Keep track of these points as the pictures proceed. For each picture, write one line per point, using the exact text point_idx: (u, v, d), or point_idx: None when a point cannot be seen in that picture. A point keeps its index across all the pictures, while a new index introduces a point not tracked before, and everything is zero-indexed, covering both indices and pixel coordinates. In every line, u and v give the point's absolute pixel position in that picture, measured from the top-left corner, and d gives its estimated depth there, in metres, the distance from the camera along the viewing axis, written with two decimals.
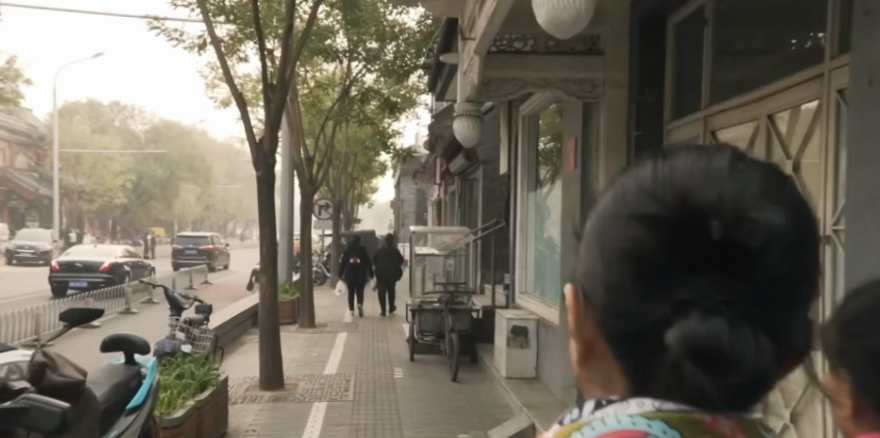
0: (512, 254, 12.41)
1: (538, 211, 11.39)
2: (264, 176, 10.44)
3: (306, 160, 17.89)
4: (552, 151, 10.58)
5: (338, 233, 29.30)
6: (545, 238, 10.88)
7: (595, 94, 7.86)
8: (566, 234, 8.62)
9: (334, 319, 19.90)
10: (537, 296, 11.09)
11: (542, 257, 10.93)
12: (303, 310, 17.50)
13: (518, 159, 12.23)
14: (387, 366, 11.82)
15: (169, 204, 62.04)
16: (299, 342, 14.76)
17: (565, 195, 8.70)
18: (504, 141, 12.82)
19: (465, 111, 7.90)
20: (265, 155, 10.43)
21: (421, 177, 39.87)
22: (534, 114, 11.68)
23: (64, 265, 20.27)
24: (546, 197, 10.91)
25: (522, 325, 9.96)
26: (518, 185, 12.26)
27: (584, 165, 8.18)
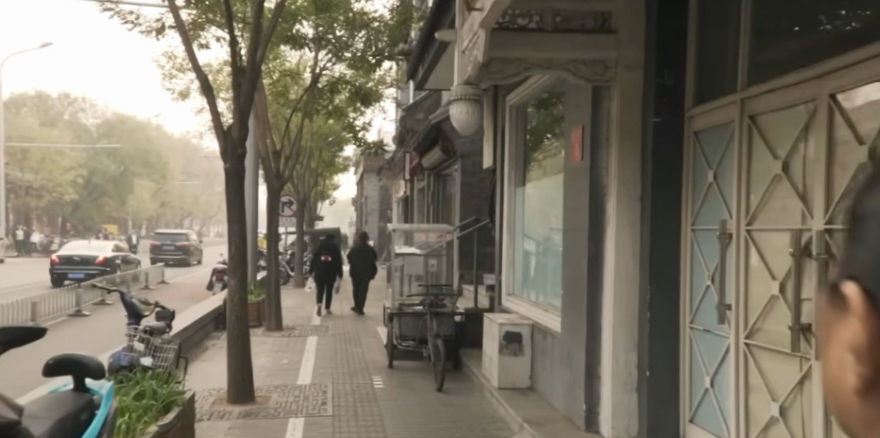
0: (497, 254, 11.67)
1: (529, 209, 10.63)
2: (233, 167, 9.59)
3: (273, 154, 17.07)
4: (546, 144, 9.84)
5: (302, 231, 28.48)
6: (539, 238, 10.13)
7: (607, 76, 7.02)
8: (572, 234, 7.81)
9: (301, 321, 19.08)
10: (529, 301, 10.33)
11: (536, 259, 10.17)
12: (270, 312, 16.71)
13: (504, 154, 11.46)
14: (365, 376, 11.03)
15: (122, 201, 60.39)
16: (267, 348, 13.95)
17: (570, 192, 7.90)
18: (488, 135, 12.06)
19: (463, 95, 7.00)
20: (234, 145, 9.58)
21: (387, 174, 39.13)
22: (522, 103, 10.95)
23: (66, 257, 23.29)
24: (539, 194, 10.14)
25: (515, 331, 9.20)
26: (504, 181, 11.48)
27: (589, 154, 7.35)
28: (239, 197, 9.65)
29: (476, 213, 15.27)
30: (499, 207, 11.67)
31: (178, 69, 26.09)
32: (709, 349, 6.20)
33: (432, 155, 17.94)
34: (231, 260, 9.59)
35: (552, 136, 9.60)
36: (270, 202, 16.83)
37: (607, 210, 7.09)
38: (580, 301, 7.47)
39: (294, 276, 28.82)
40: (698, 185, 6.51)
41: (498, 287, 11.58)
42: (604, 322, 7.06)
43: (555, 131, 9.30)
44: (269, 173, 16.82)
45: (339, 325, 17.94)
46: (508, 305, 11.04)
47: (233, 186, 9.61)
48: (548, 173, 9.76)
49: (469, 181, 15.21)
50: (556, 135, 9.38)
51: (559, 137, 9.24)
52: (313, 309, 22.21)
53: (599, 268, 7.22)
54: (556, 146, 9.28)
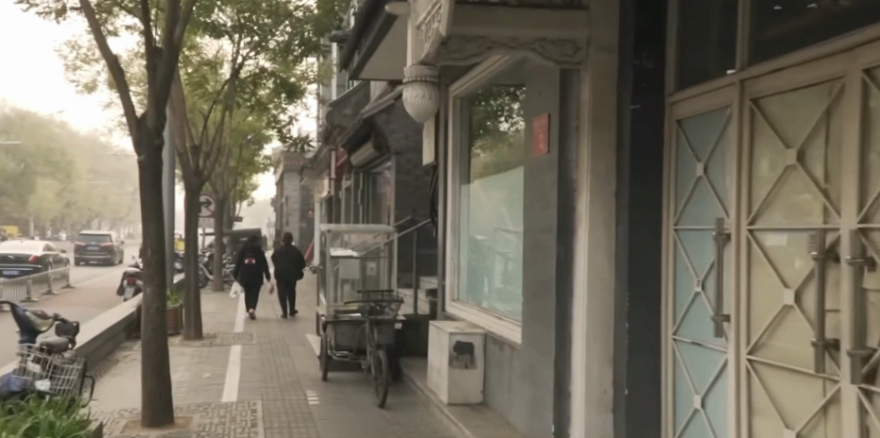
0: (441, 257, 10.88)
1: (477, 207, 9.87)
2: (148, 159, 8.54)
3: (192, 148, 16.05)
4: (497, 134, 9.13)
5: (220, 232, 27.37)
6: (491, 237, 9.38)
7: (578, 58, 6.17)
8: (539, 234, 6.95)
9: (222, 327, 18.04)
10: (480, 306, 9.56)
11: (488, 260, 9.42)
12: (189, 320, 15.65)
13: (448, 148, 10.67)
14: (297, 391, 10.14)
15: (24, 201, 57.68)
16: (186, 358, 12.95)
17: (535, 186, 7.03)
18: (431, 129, 11.28)
19: (418, 76, 6.20)
20: (149, 136, 8.55)
21: (309, 173, 38.22)
22: (467, 94, 10.20)
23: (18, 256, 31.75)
24: (490, 190, 9.38)
25: (467, 341, 8.37)
26: (449, 177, 10.67)
27: (558, 144, 6.51)
28: (155, 194, 8.60)
29: (411, 212, 14.56)
30: (442, 206, 10.87)
31: (85, 61, 24.60)
32: (699, 365, 5.39)
33: (362, 151, 17.14)
34: (147, 265, 8.57)
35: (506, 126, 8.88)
36: (190, 202, 15.75)
37: (579, 208, 6.26)
38: (548, 309, 6.62)
39: (213, 279, 27.64)
40: (682, 178, 5.72)
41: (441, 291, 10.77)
42: (576, 335, 6.24)
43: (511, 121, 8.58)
44: (187, 169, 15.72)
45: (263, 332, 16.97)
46: (453, 311, 10.27)
47: (149, 181, 8.57)
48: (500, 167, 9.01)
49: (403, 178, 14.50)
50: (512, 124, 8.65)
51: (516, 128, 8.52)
52: (234, 314, 21.16)
53: (571, 273, 6.36)
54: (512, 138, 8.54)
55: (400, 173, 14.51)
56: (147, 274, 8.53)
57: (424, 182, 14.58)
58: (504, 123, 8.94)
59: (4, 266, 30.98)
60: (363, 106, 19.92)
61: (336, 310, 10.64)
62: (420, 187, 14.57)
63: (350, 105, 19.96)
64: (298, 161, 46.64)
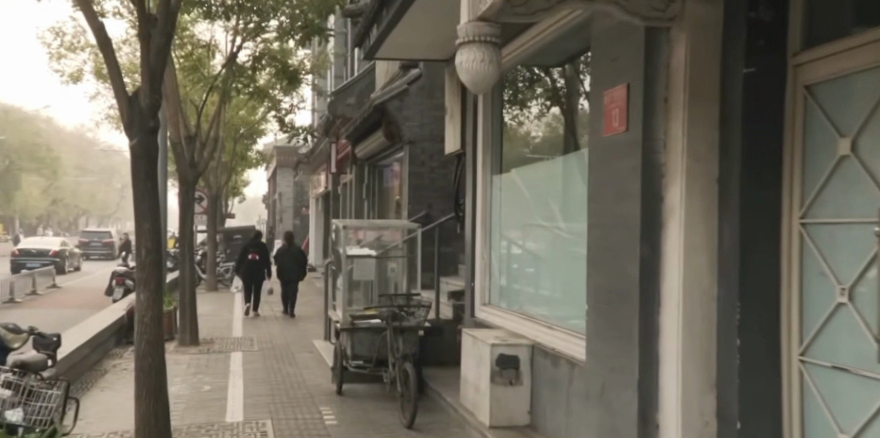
0: (470, 254, 9.75)
1: (514, 199, 8.77)
2: (141, 145, 7.36)
3: (187, 137, 14.92)
4: (525, 116, 8.77)
5: (213, 230, 26.24)
6: (532, 234, 8.26)
7: (671, 14, 4.97)
8: (606, 232, 5.72)
9: (219, 330, 16.91)
10: (519, 311, 8.45)
11: (529, 259, 8.30)
12: (184, 324, 14.53)
13: (478, 134, 9.52)
14: (311, 407, 9.03)
15: (9, 199, 56.43)
16: (182, 369, 11.84)
17: (601, 174, 5.81)
18: (458, 115, 10.11)
19: (475, 35, 5.05)
20: (141, 118, 7.36)
21: (304, 169, 37.17)
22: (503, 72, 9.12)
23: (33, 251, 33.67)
24: (532, 180, 8.28)
25: (511, 354, 7.25)
26: (479, 166, 9.51)
27: (635, 119, 5.26)
28: (148, 187, 7.41)
29: (426, 207, 13.46)
30: (471, 200, 9.74)
31: (71, 49, 23.39)
32: (846, 395, 4.31)
33: (369, 141, 16.03)
34: (138, 269, 7.41)
35: (535, 107, 8.58)
36: (184, 197, 14.67)
37: (670, 200, 5.07)
38: (623, 323, 5.40)
39: (206, 278, 26.56)
40: (811, 160, 4.58)
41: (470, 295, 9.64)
42: (667, 357, 5.05)
43: (546, 102, 8.22)
44: (181, 161, 14.60)
45: (264, 336, 15.83)
46: (485, 318, 9.14)
47: (142, 170, 7.38)
48: (528, 154, 8.56)
49: (418, 170, 13.37)
50: (544, 105, 8.35)
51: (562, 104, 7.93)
52: (231, 316, 20.05)
53: (658, 280, 5.16)
54: (545, 119, 8.24)
55: (414, 164, 13.38)
56: (140, 280, 7.36)
57: (440, 174, 13.46)
58: (533, 104, 8.61)
59: (23, 259, 32.92)
60: (367, 95, 18.87)
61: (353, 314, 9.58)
62: (435, 180, 13.45)
63: (353, 94, 18.94)
64: (292, 156, 45.55)
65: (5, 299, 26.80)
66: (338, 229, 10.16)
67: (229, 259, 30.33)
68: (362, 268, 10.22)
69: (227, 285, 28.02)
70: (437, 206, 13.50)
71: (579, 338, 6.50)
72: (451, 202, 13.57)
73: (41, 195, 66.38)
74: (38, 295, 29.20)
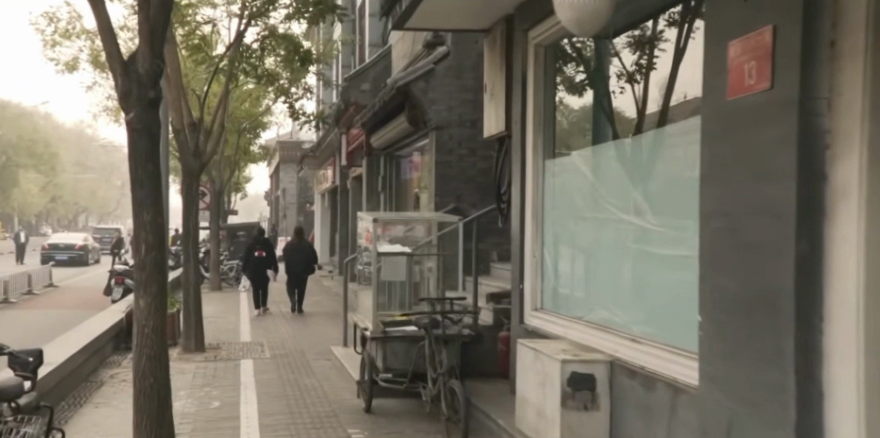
0: (515, 251, 8.50)
1: (568, 188, 7.54)
2: (140, 120, 6.13)
3: (191, 124, 13.74)
4: (549, 103, 8.08)
5: (216, 226, 25.12)
6: (593, 228, 7.02)
7: None
8: (730, 222, 4.43)
9: (225, 333, 15.79)
10: (580, 319, 7.18)
11: (590, 257, 7.06)
12: (190, 328, 13.39)
13: (523, 114, 8.24)
14: (336, 429, 7.78)
15: (6, 196, 55.45)
16: (186, 381, 10.61)
17: (722, 147, 4.49)
18: (500, 93, 8.78)
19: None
20: (139, 88, 6.13)
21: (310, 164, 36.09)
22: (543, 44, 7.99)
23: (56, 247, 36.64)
24: (593, 164, 7.04)
25: (586, 372, 5.93)
26: (525, 151, 8.21)
27: (787, 72, 3.96)
28: (148, 171, 6.16)
29: (454, 199, 12.21)
30: (516, 190, 8.47)
31: (66, 36, 22.22)
32: None
33: (388, 129, 14.81)
34: (137, 274, 6.17)
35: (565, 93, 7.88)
36: (187, 194, 13.56)
37: (840, 178, 3.82)
38: (760, 340, 4.11)
39: (210, 277, 25.51)
40: None
41: (517, 300, 8.36)
42: (838, 386, 3.79)
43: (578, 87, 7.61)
44: (184, 150, 13.44)
45: (274, 340, 14.68)
46: (539, 325, 7.87)
47: (140, 152, 6.15)
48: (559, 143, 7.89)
49: (445, 158, 12.15)
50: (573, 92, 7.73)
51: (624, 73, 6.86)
52: (237, 318, 18.93)
53: (819, 281, 3.89)
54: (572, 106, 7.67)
55: (440, 152, 12.14)
56: (142, 285, 6.13)
57: (468, 163, 12.21)
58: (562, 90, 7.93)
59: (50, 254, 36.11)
60: (382, 80, 17.64)
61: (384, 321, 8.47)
62: (464, 169, 12.21)
63: (368, 79, 17.73)
64: (295, 151, 44.48)
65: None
66: (370, 224, 8.96)
67: (233, 256, 29.14)
68: (392, 269, 8.99)
69: (231, 283, 26.85)
70: (466, 198, 12.24)
71: (682, 354, 5.22)
72: (480, 193, 12.31)
73: (40, 192, 65.45)
74: (34, 295, 28.11)
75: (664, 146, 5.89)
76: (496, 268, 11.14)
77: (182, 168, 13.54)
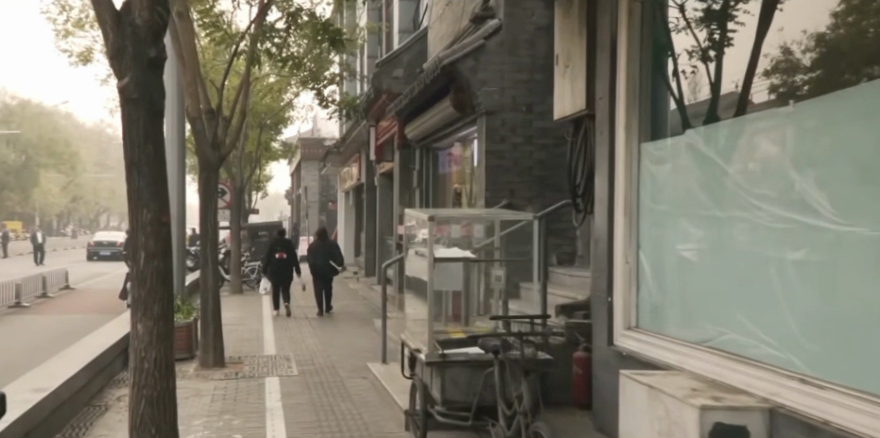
0: (599, 254, 6.92)
1: (673, 176, 5.94)
2: (136, 87, 4.65)
3: (208, 112, 12.30)
4: (646, 71, 6.51)
5: (238, 225, 23.83)
6: (716, 227, 5.42)
7: None
8: None
9: (247, 344, 14.36)
10: (698, 342, 5.60)
11: (711, 264, 5.47)
12: (208, 341, 11.98)
13: (612, 86, 6.67)
14: None
15: (28, 196, 54.78)
16: (203, 406, 9.12)
17: None
18: (579, 64, 7.23)
19: None
20: (136, 44, 4.65)
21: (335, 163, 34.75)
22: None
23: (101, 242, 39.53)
24: (715, 146, 5.44)
25: (737, 423, 4.23)
26: (615, 133, 6.65)
27: None
28: (149, 156, 4.69)
29: (507, 195, 10.68)
30: (600, 180, 6.90)
31: (78, 26, 20.86)
32: None
33: (428, 116, 13.45)
34: (131, 293, 4.69)
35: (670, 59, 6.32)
36: (204, 189, 12.15)
37: None
38: None
39: (231, 279, 24.16)
40: None
41: (601, 315, 6.79)
42: None
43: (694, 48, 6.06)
44: (201, 140, 12.02)
45: (303, 352, 13.23)
46: (633, 347, 6.31)
47: (137, 130, 4.68)
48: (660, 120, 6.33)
49: (498, 147, 10.62)
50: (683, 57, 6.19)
51: (759, 27, 5.35)
52: (260, 324, 17.54)
53: None
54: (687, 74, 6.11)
55: (493, 140, 10.61)
56: (141, 301, 4.66)
57: (524, 154, 10.67)
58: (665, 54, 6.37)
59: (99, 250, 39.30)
60: (417, 66, 16.22)
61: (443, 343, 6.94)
62: (519, 160, 10.67)
63: (402, 65, 16.18)
64: (319, 149, 43.28)
65: (10, 303, 24.41)
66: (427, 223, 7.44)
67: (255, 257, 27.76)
68: (450, 276, 7.56)
69: (253, 287, 25.44)
70: (521, 193, 10.69)
71: None
72: (538, 188, 10.74)
73: (62, 193, 64.85)
74: (48, 298, 26.81)
75: (835, 119, 4.30)
76: (561, 274, 9.58)
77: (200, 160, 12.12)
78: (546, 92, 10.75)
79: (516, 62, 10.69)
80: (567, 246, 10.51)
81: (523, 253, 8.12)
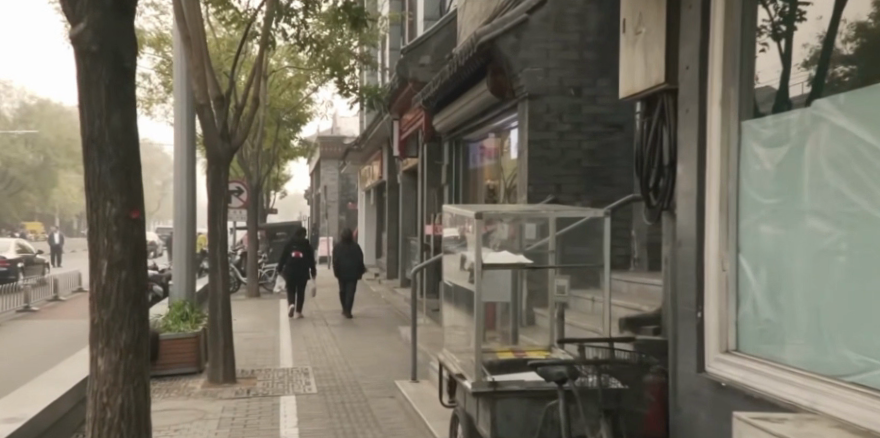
0: (682, 260, 5.66)
1: (795, 160, 4.71)
2: (95, 39, 3.95)
3: (217, 99, 11.13)
4: (745, 34, 5.26)
5: (255, 224, 22.78)
6: (863, 224, 4.20)
7: None
8: None
9: (262, 355, 13.17)
10: (832, 374, 4.40)
11: (853, 272, 4.26)
12: (216, 354, 10.81)
13: (702, 52, 5.42)
14: None
15: (46, 198, 54.07)
16: (207, 434, 7.89)
17: None
18: (654, 28, 5.96)
19: None
20: (96, 25, 3.93)
21: (355, 162, 33.64)
22: None
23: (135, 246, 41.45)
24: (861, 119, 4.21)
25: None
26: (707, 110, 5.37)
27: None
28: (114, 123, 3.97)
29: (553, 190, 9.38)
30: (686, 169, 5.61)
31: None
32: None
33: (460, 104, 12.25)
34: (92, 315, 3.97)
35: (781, 21, 5.07)
36: (213, 183, 10.97)
37: None
38: None
39: (247, 281, 23.06)
40: None
41: (689, 336, 5.47)
42: None
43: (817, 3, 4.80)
44: (209, 129, 10.87)
45: (322, 364, 12.03)
46: (732, 375, 5.05)
47: (100, 124, 3.96)
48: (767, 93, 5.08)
49: (542, 136, 9.34)
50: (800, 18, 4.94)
51: None
52: (277, 331, 16.36)
53: None
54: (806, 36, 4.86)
55: (536, 128, 9.33)
56: (107, 334, 3.94)
57: (571, 143, 9.40)
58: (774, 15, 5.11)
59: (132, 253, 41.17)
60: (446, 53, 15.04)
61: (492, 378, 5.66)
62: (566, 151, 9.39)
63: (428, 51, 15.00)
64: (339, 147, 42.23)
65: (18, 307, 23.33)
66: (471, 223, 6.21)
67: (272, 259, 26.64)
68: (496, 287, 6.41)
69: (269, 290, 24.30)
70: (569, 188, 9.40)
71: None
72: (587, 182, 9.45)
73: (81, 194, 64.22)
74: (59, 302, 25.71)
75: None
76: (618, 282, 8.31)
77: (210, 151, 10.96)
78: (597, 73, 9.45)
79: (562, 40, 9.45)
80: (621, 248, 9.24)
81: (590, 257, 6.83)
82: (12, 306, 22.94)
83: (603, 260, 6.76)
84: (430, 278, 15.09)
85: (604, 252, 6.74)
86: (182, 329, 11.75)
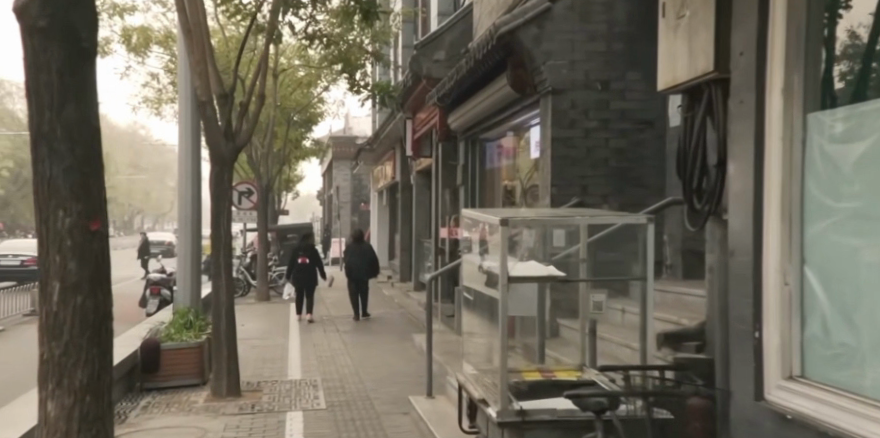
0: (735, 271, 5.00)
1: (874, 160, 4.05)
2: (47, 40, 3.71)
3: (220, 95, 10.53)
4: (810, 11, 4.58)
5: (265, 226, 22.20)
6: None
7: None
8: None
9: (268, 365, 12.54)
10: None
11: None
12: (220, 366, 10.19)
13: (759, 35, 4.77)
14: None
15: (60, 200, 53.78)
16: None
17: None
18: (699, 11, 5.31)
19: None
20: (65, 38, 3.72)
21: (367, 162, 33.04)
22: None
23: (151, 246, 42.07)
24: None
25: None
26: (766, 100, 4.71)
27: None
28: (66, 119, 3.72)
29: (578, 192, 8.71)
30: (740, 168, 4.95)
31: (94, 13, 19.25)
32: None
33: (477, 100, 11.61)
34: (43, 350, 3.74)
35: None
36: (216, 185, 10.36)
37: None
38: None
39: (257, 284, 22.47)
40: None
41: (746, 357, 4.82)
42: None
43: None
44: (212, 127, 10.27)
45: (331, 375, 11.39)
46: (799, 405, 4.39)
47: (62, 142, 3.73)
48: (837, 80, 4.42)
49: (566, 133, 8.67)
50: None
51: None
52: (286, 338, 15.74)
53: None
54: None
55: (560, 125, 8.67)
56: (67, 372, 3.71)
57: (598, 141, 8.71)
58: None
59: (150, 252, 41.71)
60: (461, 48, 14.41)
61: (521, 407, 5.02)
62: (593, 149, 8.70)
63: (443, 46, 14.37)
64: (351, 148, 41.68)
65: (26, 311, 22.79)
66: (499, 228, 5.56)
67: (281, 261, 26.06)
68: (519, 300, 5.80)
69: (279, 293, 23.69)
70: (595, 190, 8.71)
71: None
72: (615, 183, 8.76)
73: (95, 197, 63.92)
74: None
75: None
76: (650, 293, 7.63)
77: (214, 150, 10.34)
78: (626, 65, 8.76)
79: (589, 30, 8.80)
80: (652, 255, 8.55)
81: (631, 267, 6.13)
82: (19, 309, 22.43)
83: (645, 272, 6.05)
84: (444, 283, 14.43)
85: (646, 262, 6.02)
86: (185, 339, 11.10)
